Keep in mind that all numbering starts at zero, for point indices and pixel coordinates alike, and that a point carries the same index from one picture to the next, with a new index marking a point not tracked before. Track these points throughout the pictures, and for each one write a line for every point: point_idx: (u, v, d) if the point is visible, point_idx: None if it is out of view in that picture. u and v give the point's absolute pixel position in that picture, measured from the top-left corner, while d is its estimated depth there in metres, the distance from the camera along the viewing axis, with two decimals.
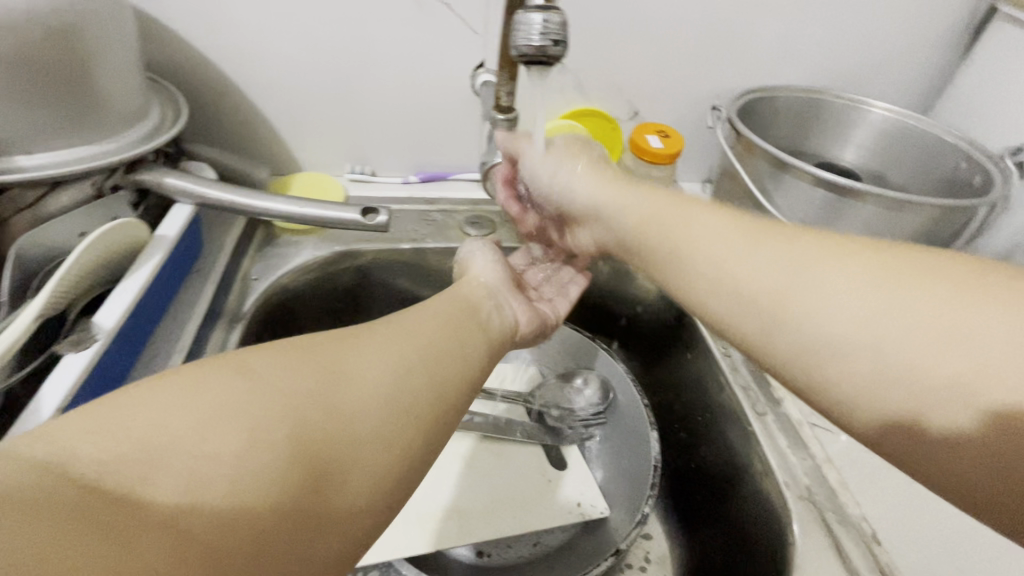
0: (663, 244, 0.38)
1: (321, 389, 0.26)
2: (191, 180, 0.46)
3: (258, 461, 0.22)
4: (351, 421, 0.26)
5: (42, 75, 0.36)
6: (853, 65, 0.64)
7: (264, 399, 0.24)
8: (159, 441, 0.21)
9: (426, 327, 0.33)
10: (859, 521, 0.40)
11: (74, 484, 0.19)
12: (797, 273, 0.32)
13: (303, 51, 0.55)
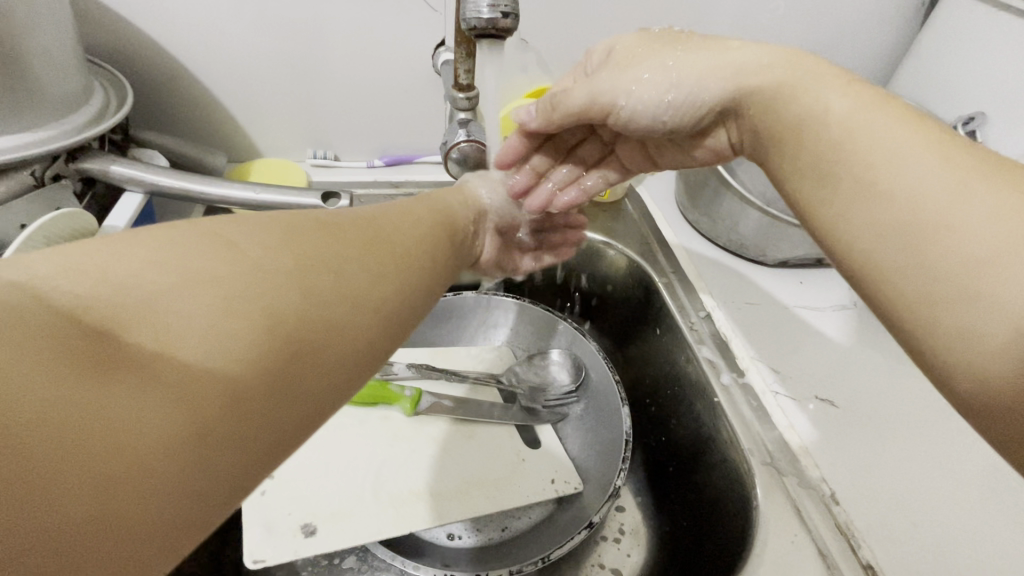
0: (793, 96, 0.31)
1: (304, 271, 0.24)
2: (139, 168, 0.44)
3: (239, 320, 0.21)
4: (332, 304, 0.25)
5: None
6: (815, 38, 0.64)
7: (246, 265, 0.23)
8: (133, 283, 0.19)
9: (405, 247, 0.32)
10: (819, 484, 0.41)
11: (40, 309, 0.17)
12: (967, 179, 0.24)
13: (256, 30, 0.53)
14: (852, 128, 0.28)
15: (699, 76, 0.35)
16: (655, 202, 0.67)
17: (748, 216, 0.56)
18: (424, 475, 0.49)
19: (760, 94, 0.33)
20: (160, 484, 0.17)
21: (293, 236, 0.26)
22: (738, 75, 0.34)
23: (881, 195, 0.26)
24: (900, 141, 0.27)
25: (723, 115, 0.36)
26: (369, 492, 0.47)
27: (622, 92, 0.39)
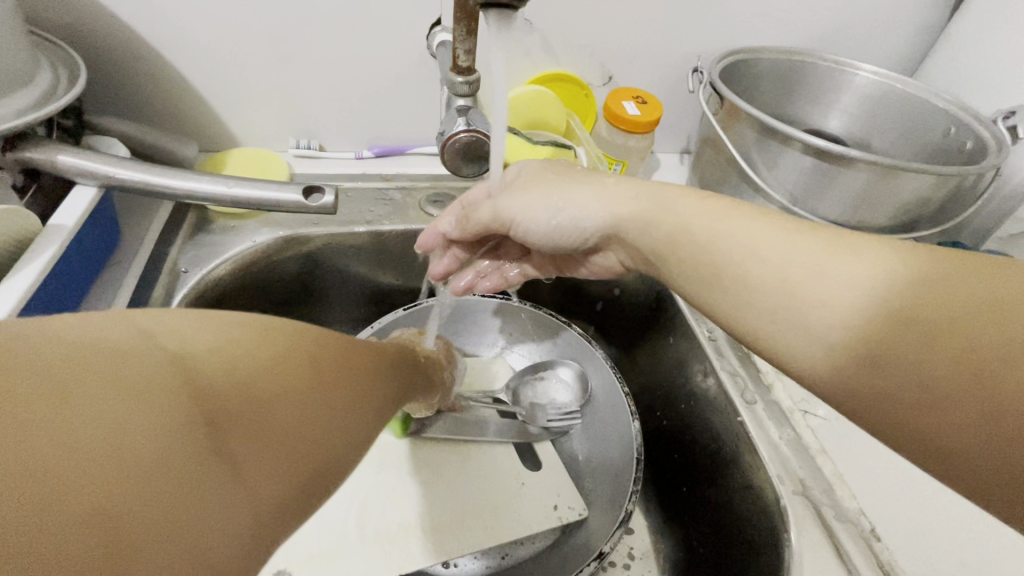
0: (656, 210, 0.35)
1: (312, 364, 0.26)
2: (92, 157, 0.39)
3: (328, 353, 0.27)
4: (343, 395, 0.27)
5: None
6: (841, 23, 0.59)
7: (304, 352, 0.26)
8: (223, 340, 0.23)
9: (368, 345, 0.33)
10: (857, 515, 0.37)
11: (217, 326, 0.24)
12: (792, 244, 0.29)
13: (229, 3, 0.47)
14: (699, 226, 0.32)
15: (577, 208, 0.38)
16: None
17: None
18: (414, 503, 0.45)
19: (633, 225, 0.36)
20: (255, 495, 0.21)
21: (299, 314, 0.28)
22: (611, 206, 0.37)
23: (742, 282, 0.30)
24: (750, 233, 0.30)
25: (611, 240, 0.39)
26: (353, 528, 0.43)
27: (516, 212, 0.41)
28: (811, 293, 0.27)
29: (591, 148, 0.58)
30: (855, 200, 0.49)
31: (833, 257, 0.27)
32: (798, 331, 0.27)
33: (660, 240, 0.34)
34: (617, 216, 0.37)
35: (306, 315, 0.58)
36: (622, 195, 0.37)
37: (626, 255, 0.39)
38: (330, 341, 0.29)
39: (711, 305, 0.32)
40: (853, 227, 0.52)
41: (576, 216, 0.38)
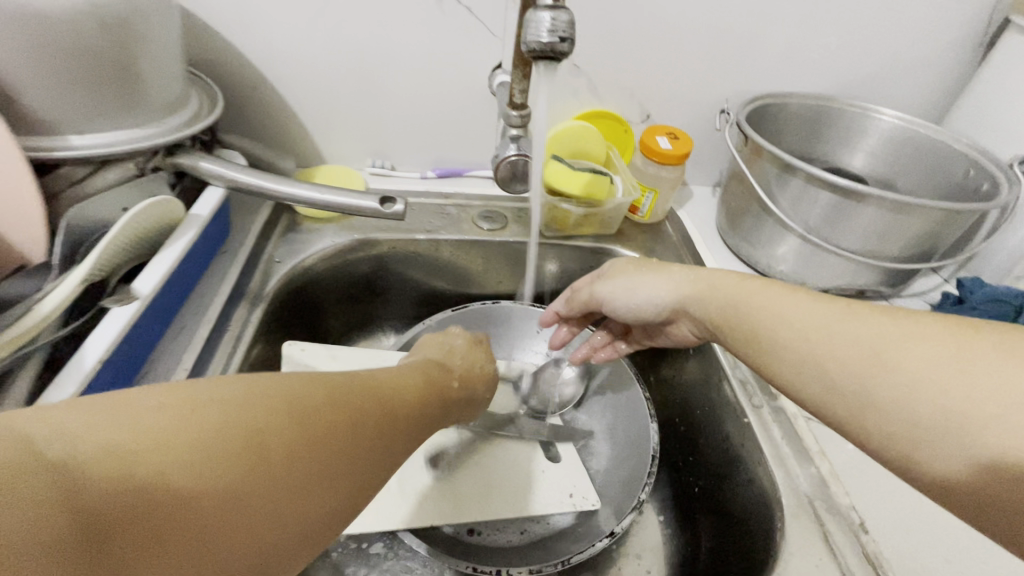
0: (719, 296, 0.41)
1: (273, 469, 0.23)
2: (224, 164, 0.49)
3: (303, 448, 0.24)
4: (306, 498, 0.24)
5: (92, 54, 0.38)
6: (866, 73, 0.65)
7: (249, 457, 0.23)
8: (174, 444, 0.21)
9: (373, 391, 0.30)
10: (848, 511, 0.41)
11: (168, 426, 0.21)
12: (888, 337, 0.31)
13: (332, 49, 0.58)
14: (763, 307, 0.37)
15: (652, 289, 0.45)
16: (695, 226, 0.68)
17: (787, 241, 0.58)
18: (448, 472, 0.51)
19: (699, 307, 0.42)
20: None
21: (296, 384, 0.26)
22: (679, 288, 0.44)
23: (823, 369, 0.33)
24: (797, 313, 0.35)
25: (679, 315, 0.45)
26: (396, 485, 0.50)
27: (608, 295, 0.48)
28: (869, 371, 0.31)
29: (627, 177, 0.65)
30: (871, 232, 0.53)
31: (876, 345, 0.31)
32: (886, 422, 0.30)
33: (714, 312, 0.41)
34: (687, 303, 0.43)
35: (369, 311, 0.67)
36: (688, 284, 0.44)
37: (695, 327, 0.45)
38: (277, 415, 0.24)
39: (754, 351, 0.38)
40: (869, 257, 0.55)
41: (654, 297, 0.45)
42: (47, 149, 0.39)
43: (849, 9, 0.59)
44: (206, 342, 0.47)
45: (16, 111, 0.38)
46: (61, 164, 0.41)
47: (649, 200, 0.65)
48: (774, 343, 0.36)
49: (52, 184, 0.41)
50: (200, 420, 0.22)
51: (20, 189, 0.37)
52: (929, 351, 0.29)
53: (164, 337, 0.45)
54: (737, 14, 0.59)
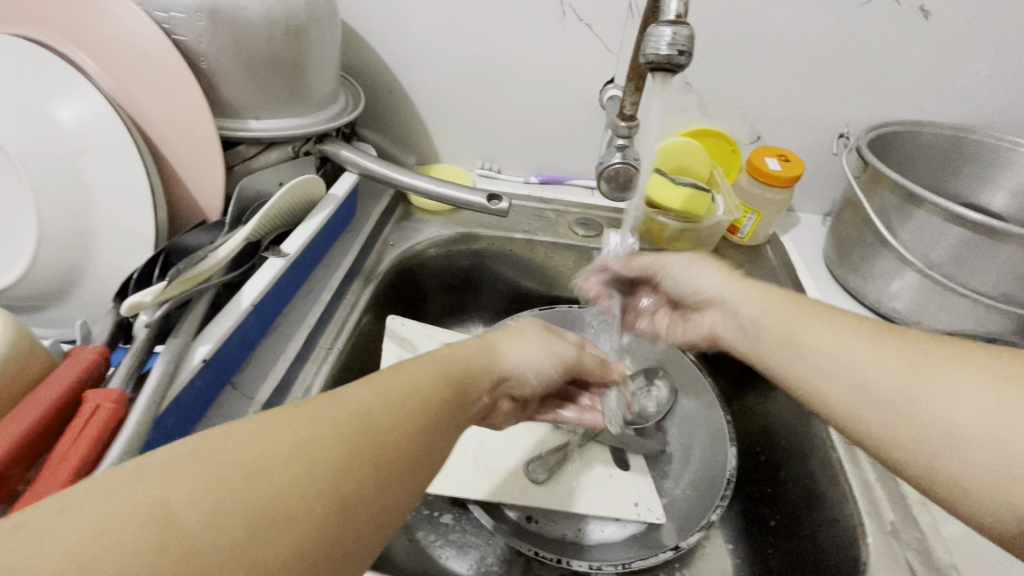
0: (773, 300, 0.41)
1: (296, 507, 0.22)
2: (360, 154, 0.57)
3: (323, 476, 0.23)
4: (335, 528, 0.23)
5: (274, 52, 0.46)
6: (1019, 106, 0.59)
7: (265, 501, 0.21)
8: (187, 510, 0.20)
9: (404, 400, 0.29)
10: (947, 569, 0.38)
11: (181, 486, 0.20)
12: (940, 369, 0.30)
13: (461, 60, 0.64)
14: (802, 323, 0.38)
15: (705, 277, 0.47)
16: (799, 253, 0.66)
17: (904, 276, 0.54)
18: (518, 457, 0.53)
19: (749, 311, 0.42)
20: None
21: (312, 412, 0.25)
22: (726, 286, 0.45)
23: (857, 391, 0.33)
24: (833, 339, 0.36)
25: (716, 309, 0.46)
26: (472, 461, 0.52)
27: (661, 264, 0.50)
28: (910, 404, 0.31)
29: (729, 197, 0.64)
30: (1007, 274, 0.48)
31: (911, 368, 0.31)
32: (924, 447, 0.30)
33: (761, 312, 0.41)
34: (729, 300, 0.44)
35: (462, 300, 0.72)
36: (736, 282, 0.44)
37: (722, 326, 0.45)
38: (226, 525, 0.20)
39: (793, 362, 0.38)
40: (1001, 301, 0.50)
41: (704, 291, 0.46)
42: (232, 130, 0.48)
43: (1005, 35, 0.55)
44: (326, 305, 0.54)
45: (214, 98, 0.47)
46: (239, 143, 0.50)
47: (751, 221, 0.64)
48: (823, 351, 0.36)
49: (231, 159, 0.50)
50: (134, 535, 0.19)
51: (210, 159, 0.45)
52: (966, 381, 0.29)
53: (295, 297, 0.52)
54: (869, 38, 0.57)
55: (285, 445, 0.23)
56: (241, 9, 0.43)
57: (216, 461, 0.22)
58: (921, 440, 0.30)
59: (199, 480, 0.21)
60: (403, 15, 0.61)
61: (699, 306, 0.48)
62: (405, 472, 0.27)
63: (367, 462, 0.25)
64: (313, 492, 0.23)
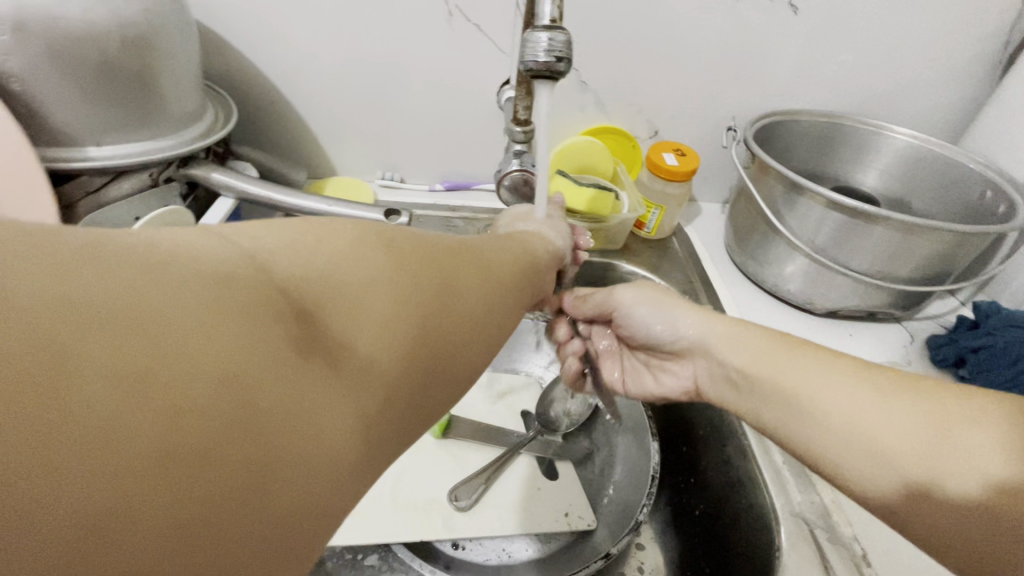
0: (742, 334, 0.41)
1: (473, 292, 0.29)
2: (234, 176, 0.51)
3: (484, 281, 0.30)
4: (491, 320, 0.30)
5: (106, 71, 0.40)
6: (880, 92, 0.64)
7: (456, 278, 0.28)
8: (415, 259, 0.26)
9: (514, 255, 0.36)
10: (850, 541, 0.41)
11: (408, 244, 0.27)
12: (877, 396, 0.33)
13: (345, 65, 0.60)
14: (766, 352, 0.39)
15: (682, 317, 0.45)
16: (703, 243, 0.68)
17: (795, 260, 0.57)
18: (443, 485, 0.51)
19: (727, 352, 0.41)
20: (411, 385, 0.24)
21: (467, 243, 0.33)
22: (703, 322, 0.44)
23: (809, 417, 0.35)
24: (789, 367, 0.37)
25: (698, 354, 0.44)
26: (392, 497, 0.49)
27: (628, 302, 0.48)
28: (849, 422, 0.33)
29: (633, 194, 0.65)
30: (882, 253, 0.51)
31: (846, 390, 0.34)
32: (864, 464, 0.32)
33: (748, 360, 0.40)
34: (715, 344, 0.42)
35: None
36: (716, 324, 0.43)
37: (708, 375, 0.44)
38: (437, 279, 0.27)
39: (766, 386, 0.38)
40: (878, 278, 0.53)
41: (686, 337, 0.45)
42: (64, 161, 0.41)
43: (862, 27, 0.59)
44: None
45: (37, 125, 0.40)
46: (79, 175, 0.43)
47: (655, 217, 0.65)
48: (786, 374, 0.37)
49: (70, 195, 0.43)
50: (391, 258, 0.25)
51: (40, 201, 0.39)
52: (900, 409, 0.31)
53: None
54: (747, 33, 0.59)
55: (460, 254, 0.30)
56: (56, 20, 0.36)
57: (426, 242, 0.28)
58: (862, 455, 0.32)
59: (419, 246, 0.28)
60: (274, 17, 0.56)
61: (678, 354, 0.46)
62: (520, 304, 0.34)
63: (503, 283, 0.32)
64: (481, 288, 0.30)
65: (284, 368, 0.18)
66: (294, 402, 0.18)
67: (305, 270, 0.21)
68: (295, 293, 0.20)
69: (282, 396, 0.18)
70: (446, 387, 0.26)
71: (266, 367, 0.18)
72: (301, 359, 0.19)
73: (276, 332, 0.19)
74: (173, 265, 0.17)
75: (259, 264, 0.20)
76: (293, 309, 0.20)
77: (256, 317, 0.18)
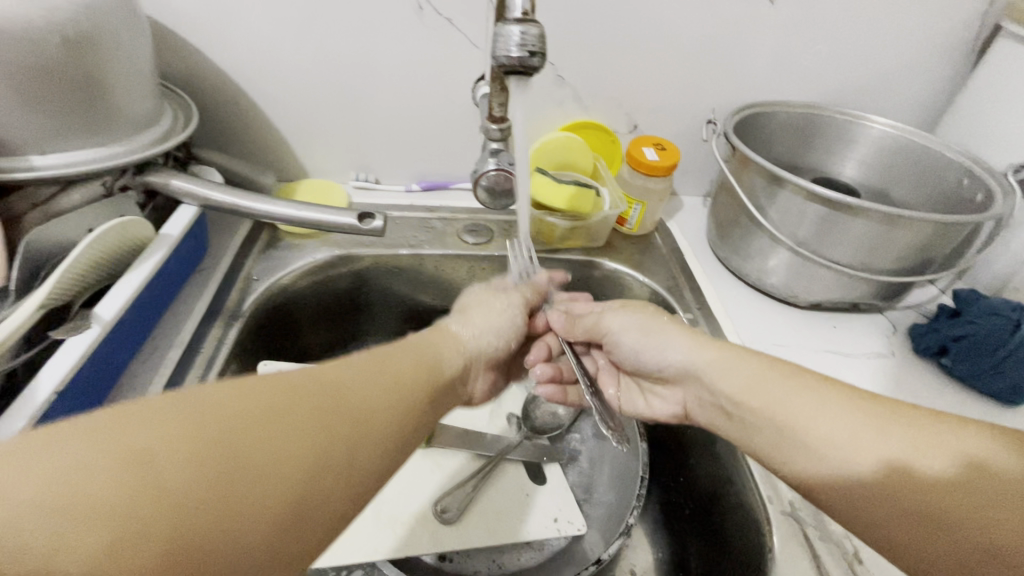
0: (724, 360, 0.41)
1: (344, 436, 0.29)
2: (196, 181, 0.48)
3: (366, 420, 0.30)
4: (365, 463, 0.30)
5: (51, 72, 0.37)
6: (857, 82, 0.64)
7: (327, 423, 0.29)
8: (274, 421, 0.27)
9: (420, 370, 0.37)
10: (842, 538, 0.40)
11: (273, 398, 0.28)
12: (863, 412, 0.33)
13: (312, 64, 0.57)
14: (760, 366, 0.39)
15: (671, 348, 0.44)
16: (685, 238, 0.67)
17: (778, 254, 0.56)
18: (425, 498, 0.49)
19: (713, 363, 0.41)
20: (244, 550, 0.24)
21: (364, 372, 0.33)
22: (692, 352, 0.43)
23: (803, 432, 0.35)
24: (779, 382, 0.37)
25: (687, 380, 0.44)
26: (373, 511, 0.47)
27: (618, 329, 0.47)
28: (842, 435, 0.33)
29: (614, 190, 0.64)
30: (863, 245, 0.51)
31: (833, 402, 0.34)
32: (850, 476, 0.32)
33: (740, 389, 0.39)
34: (704, 375, 0.41)
35: (352, 325, 0.66)
36: (706, 352, 0.42)
37: (698, 401, 0.43)
38: (295, 437, 0.27)
39: (750, 400, 0.38)
40: (860, 269, 0.53)
41: (675, 364, 0.44)
42: (6, 170, 0.38)
43: (837, 17, 0.58)
44: (175, 365, 0.45)
45: None
46: (24, 185, 0.40)
47: (637, 212, 0.64)
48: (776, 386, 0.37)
49: (15, 206, 0.40)
50: (240, 422, 0.26)
51: None
52: (883, 431, 0.32)
53: (132, 361, 0.44)
54: (725, 24, 0.58)
55: (345, 391, 0.31)
56: None
57: (300, 387, 0.29)
58: (845, 466, 0.32)
59: (287, 397, 0.28)
60: (233, 13, 0.53)
61: (668, 379, 0.46)
62: (414, 430, 0.34)
63: (396, 416, 0.32)
64: (359, 426, 0.30)
65: (110, 525, 0.21)
66: (101, 564, 0.20)
67: (168, 425, 0.24)
68: (103, 495, 0.21)
69: (107, 559, 0.21)
70: (300, 543, 0.26)
71: (55, 549, 0.20)
72: (134, 510, 0.22)
73: (70, 532, 0.20)
74: (54, 438, 0.22)
75: (76, 468, 0.21)
76: (136, 467, 0.22)
77: (95, 481, 0.21)
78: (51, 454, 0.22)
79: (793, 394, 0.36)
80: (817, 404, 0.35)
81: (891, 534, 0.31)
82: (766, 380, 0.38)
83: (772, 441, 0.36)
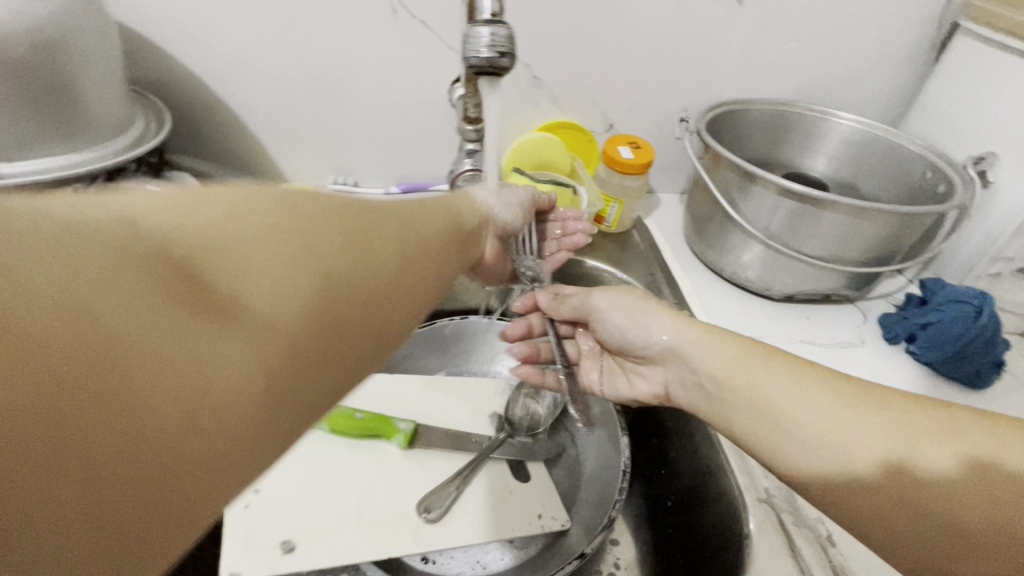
0: (705, 346, 0.41)
1: (383, 274, 0.31)
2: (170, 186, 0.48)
3: (398, 267, 0.32)
4: (398, 302, 0.31)
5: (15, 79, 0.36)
6: (824, 79, 0.65)
7: (370, 260, 0.30)
8: (326, 240, 0.28)
9: (440, 236, 0.38)
10: (816, 523, 0.41)
11: (320, 221, 0.29)
12: (834, 395, 0.34)
13: (286, 67, 0.57)
14: (734, 358, 0.39)
15: (656, 324, 0.45)
16: (663, 234, 0.68)
17: (751, 248, 0.57)
18: (409, 499, 0.49)
19: (691, 354, 0.42)
20: (301, 364, 0.25)
21: (396, 221, 0.34)
22: (677, 328, 0.44)
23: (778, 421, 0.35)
24: (753, 370, 0.38)
25: (671, 359, 0.44)
26: (356, 515, 0.47)
27: (605, 306, 0.48)
28: (814, 420, 0.33)
29: (591, 188, 0.64)
30: (833, 237, 0.52)
31: (802, 386, 0.35)
32: (826, 463, 0.32)
33: (721, 369, 0.39)
34: (690, 353, 0.42)
35: None
36: (690, 331, 0.43)
37: (680, 379, 0.44)
38: (342, 262, 0.28)
39: (729, 389, 0.39)
40: (831, 261, 0.55)
41: (661, 345, 0.44)
42: None
43: (803, 17, 0.60)
44: None
45: None
46: None
47: (615, 210, 0.65)
48: (749, 376, 0.37)
49: None
50: (295, 237, 0.27)
51: None
52: (856, 413, 0.32)
53: None
54: (694, 24, 0.59)
55: (384, 232, 0.32)
56: None
57: (346, 218, 0.30)
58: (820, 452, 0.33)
59: (334, 224, 0.29)
60: (204, 18, 0.53)
61: (650, 359, 0.46)
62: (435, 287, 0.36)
63: (422, 269, 0.34)
64: (394, 270, 0.32)
65: (202, 313, 0.22)
66: (199, 344, 0.21)
67: (238, 224, 0.25)
68: (179, 268, 0.22)
69: (194, 334, 0.21)
70: (345, 365, 0.28)
71: (140, 311, 0.20)
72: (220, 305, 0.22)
73: (151, 298, 0.20)
74: (142, 213, 0.22)
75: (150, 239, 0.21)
76: (210, 255, 0.23)
77: (188, 258, 0.22)
78: (138, 229, 0.22)
79: (768, 382, 0.37)
80: (790, 391, 0.35)
81: (864, 514, 0.32)
82: (741, 368, 0.38)
83: (747, 429, 0.37)
